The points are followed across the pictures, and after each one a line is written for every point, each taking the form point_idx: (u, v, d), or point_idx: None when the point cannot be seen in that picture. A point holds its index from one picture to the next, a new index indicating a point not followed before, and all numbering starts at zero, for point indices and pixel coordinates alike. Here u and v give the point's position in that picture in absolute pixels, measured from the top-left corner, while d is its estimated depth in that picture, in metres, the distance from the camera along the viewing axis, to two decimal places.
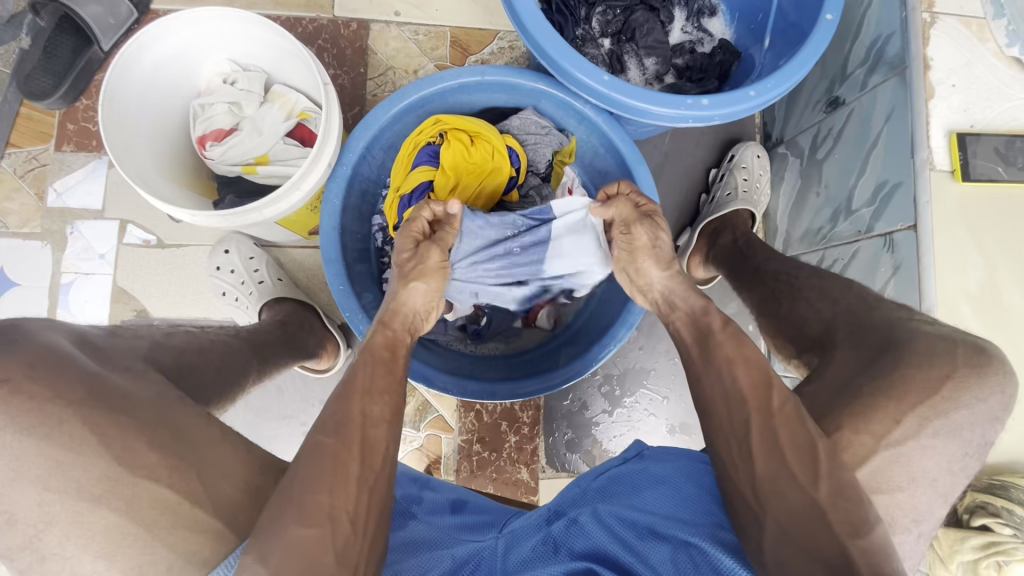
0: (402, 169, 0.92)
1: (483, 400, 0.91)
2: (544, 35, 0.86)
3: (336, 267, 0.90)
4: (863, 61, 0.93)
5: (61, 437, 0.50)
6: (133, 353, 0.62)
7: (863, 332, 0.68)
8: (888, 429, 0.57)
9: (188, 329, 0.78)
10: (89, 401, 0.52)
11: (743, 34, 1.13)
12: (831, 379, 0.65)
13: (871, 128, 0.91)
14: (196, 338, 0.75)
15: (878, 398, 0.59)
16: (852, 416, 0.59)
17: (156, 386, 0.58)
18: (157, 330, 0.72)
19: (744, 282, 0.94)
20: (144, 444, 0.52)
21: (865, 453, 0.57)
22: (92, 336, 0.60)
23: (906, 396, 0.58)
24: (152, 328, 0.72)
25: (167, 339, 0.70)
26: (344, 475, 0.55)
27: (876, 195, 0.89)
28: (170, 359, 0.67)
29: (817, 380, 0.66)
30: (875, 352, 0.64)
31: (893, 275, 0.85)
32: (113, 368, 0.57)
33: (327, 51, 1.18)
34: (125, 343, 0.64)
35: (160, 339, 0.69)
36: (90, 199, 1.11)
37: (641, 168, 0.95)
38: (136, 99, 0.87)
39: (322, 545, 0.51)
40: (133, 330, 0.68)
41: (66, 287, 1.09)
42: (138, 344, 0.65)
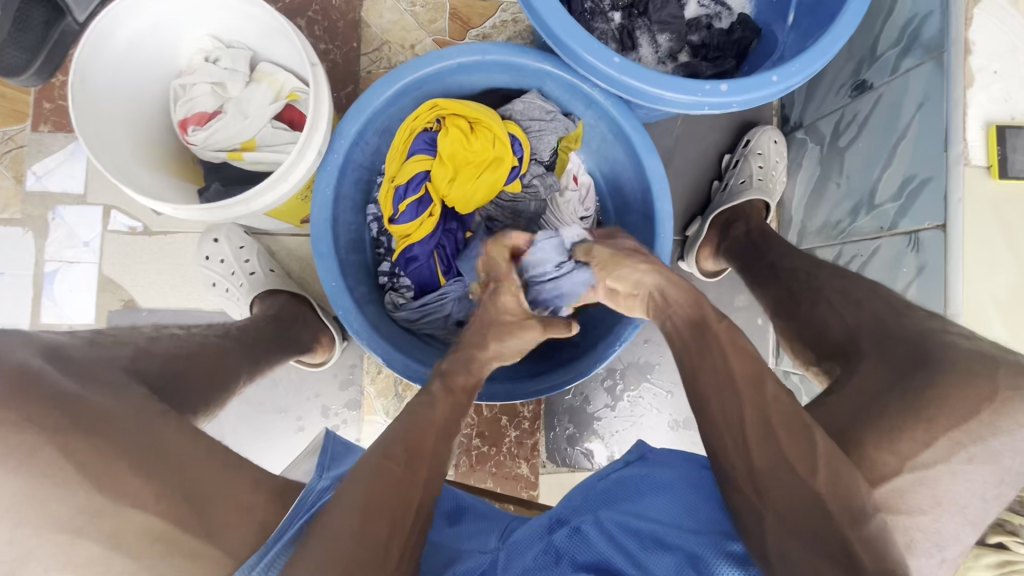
0: (397, 157, 0.87)
1: (484, 400, 0.88)
2: (551, 11, 0.80)
3: (327, 262, 0.86)
4: (895, 43, 0.86)
5: (40, 462, 0.48)
6: (116, 363, 0.59)
7: (890, 343, 0.64)
8: (915, 452, 0.55)
9: (174, 330, 0.74)
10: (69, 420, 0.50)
11: (765, 9, 1.05)
12: (855, 394, 0.61)
13: (900, 116, 0.85)
14: (183, 342, 0.72)
15: (904, 419, 0.56)
16: (875, 437, 0.56)
17: (137, 401, 0.55)
18: (140, 335, 0.68)
19: (759, 279, 0.89)
20: (126, 467, 0.49)
21: (886, 475, 0.54)
22: (66, 347, 0.57)
23: (933, 417, 0.56)
24: (137, 333, 0.68)
25: (152, 344, 0.67)
26: (403, 504, 0.55)
27: (902, 190, 0.84)
28: (157, 367, 0.64)
29: (839, 394, 0.62)
30: (904, 368, 0.60)
31: (917, 277, 0.81)
32: (91, 384, 0.54)
33: (318, 23, 1.11)
34: (109, 352, 0.60)
35: (145, 344, 0.66)
36: (71, 183, 1.05)
37: (652, 157, 0.90)
38: (110, 81, 0.81)
39: (374, 568, 0.50)
40: (116, 336, 0.65)
41: (50, 276, 1.05)
42: (121, 352, 0.62)
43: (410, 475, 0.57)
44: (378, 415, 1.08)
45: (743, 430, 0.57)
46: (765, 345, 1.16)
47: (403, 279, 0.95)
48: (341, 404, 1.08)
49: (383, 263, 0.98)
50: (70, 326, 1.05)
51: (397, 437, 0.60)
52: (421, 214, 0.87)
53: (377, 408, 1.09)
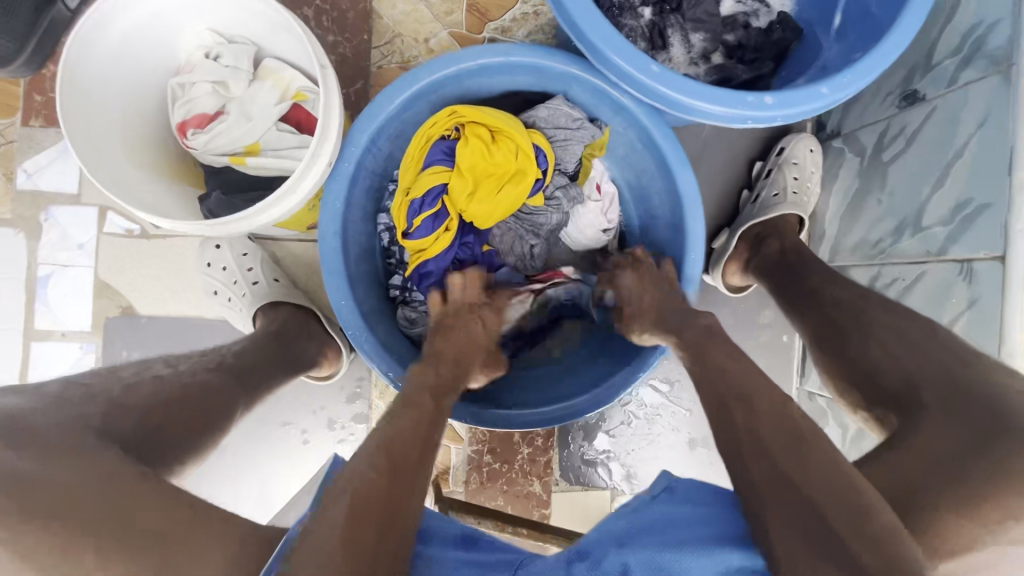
0: (413, 168, 0.82)
1: (497, 429, 0.83)
2: (583, 12, 0.74)
3: (337, 280, 0.81)
4: (955, 52, 0.79)
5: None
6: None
7: (958, 398, 0.59)
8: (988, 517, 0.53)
9: (158, 369, 0.70)
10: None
11: (808, 8, 0.98)
12: (923, 452, 0.57)
13: (956, 133, 0.78)
14: (164, 384, 0.67)
15: (981, 488, 0.53)
16: (954, 502, 0.53)
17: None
18: (117, 383, 0.64)
19: (794, 303, 0.84)
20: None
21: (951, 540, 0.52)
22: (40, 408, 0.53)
23: (1013, 497, 0.53)
24: (112, 380, 0.65)
25: (127, 395, 0.63)
26: (406, 468, 0.56)
27: (954, 214, 0.78)
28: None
29: (900, 448, 0.58)
30: (976, 427, 0.56)
31: (968, 309, 0.76)
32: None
33: (326, 13, 1.03)
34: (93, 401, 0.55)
35: (119, 396, 0.62)
36: (64, 181, 0.99)
37: (684, 171, 0.84)
38: (103, 80, 0.75)
39: (375, 525, 0.50)
40: (86, 389, 0.61)
41: (43, 281, 1.00)
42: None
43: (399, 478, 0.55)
44: None
45: (783, 471, 0.54)
46: (790, 364, 1.12)
47: (415, 293, 0.90)
48: (348, 417, 1.04)
49: (395, 275, 0.93)
50: (65, 332, 1.00)
51: (381, 443, 0.57)
52: (437, 229, 0.82)
53: None
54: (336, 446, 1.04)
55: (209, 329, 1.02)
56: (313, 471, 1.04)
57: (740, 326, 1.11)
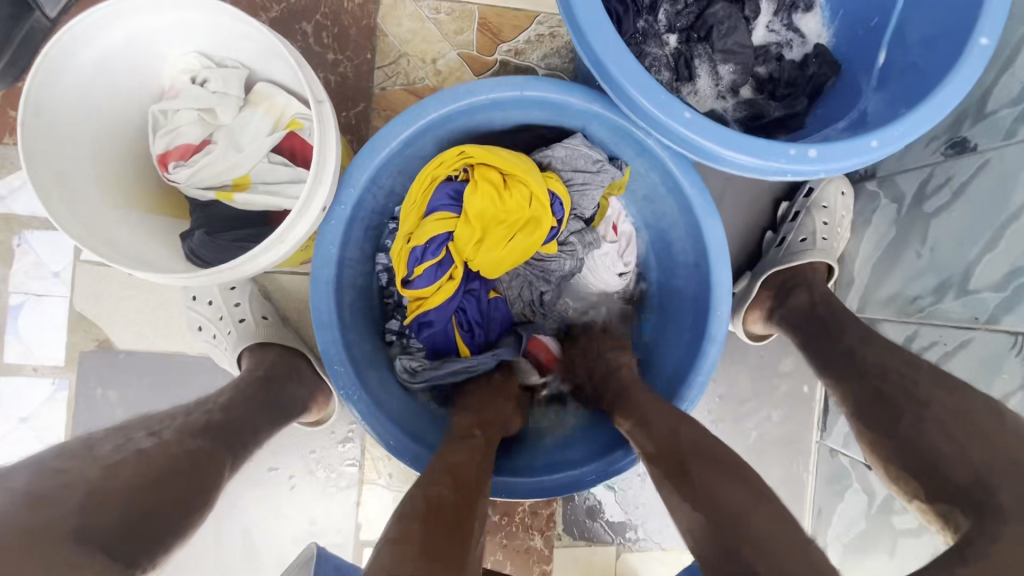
0: (414, 213, 0.74)
1: (495, 497, 0.75)
2: (609, 49, 0.67)
3: (327, 329, 0.74)
4: (1014, 102, 0.72)
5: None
6: (59, 526, 0.46)
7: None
8: None
9: (141, 439, 0.58)
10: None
11: (847, 40, 0.90)
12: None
13: (1013, 192, 0.72)
14: (167, 446, 0.58)
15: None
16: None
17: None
18: (96, 465, 0.53)
19: (830, 363, 0.74)
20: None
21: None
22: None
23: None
24: (89, 462, 0.53)
25: (108, 481, 0.51)
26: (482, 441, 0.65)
27: (1008, 280, 0.71)
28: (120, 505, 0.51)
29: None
30: None
31: (1021, 387, 0.69)
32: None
33: (327, 29, 0.96)
34: (52, 509, 0.47)
35: (98, 483, 0.50)
36: (40, 204, 0.92)
37: (712, 221, 0.77)
38: (76, 109, 0.68)
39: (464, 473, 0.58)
40: (61, 477, 0.50)
41: (15, 310, 0.93)
42: (69, 499, 0.48)
43: (461, 539, 0.50)
44: (380, 477, 0.98)
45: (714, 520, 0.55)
46: (812, 417, 1.05)
47: (413, 340, 0.85)
48: (339, 462, 0.98)
49: (392, 319, 0.87)
50: (37, 366, 0.93)
51: (416, 520, 0.50)
52: (440, 277, 0.75)
53: (379, 469, 0.98)
54: (325, 493, 0.97)
55: (193, 366, 0.95)
56: (300, 519, 0.97)
57: (759, 374, 1.05)
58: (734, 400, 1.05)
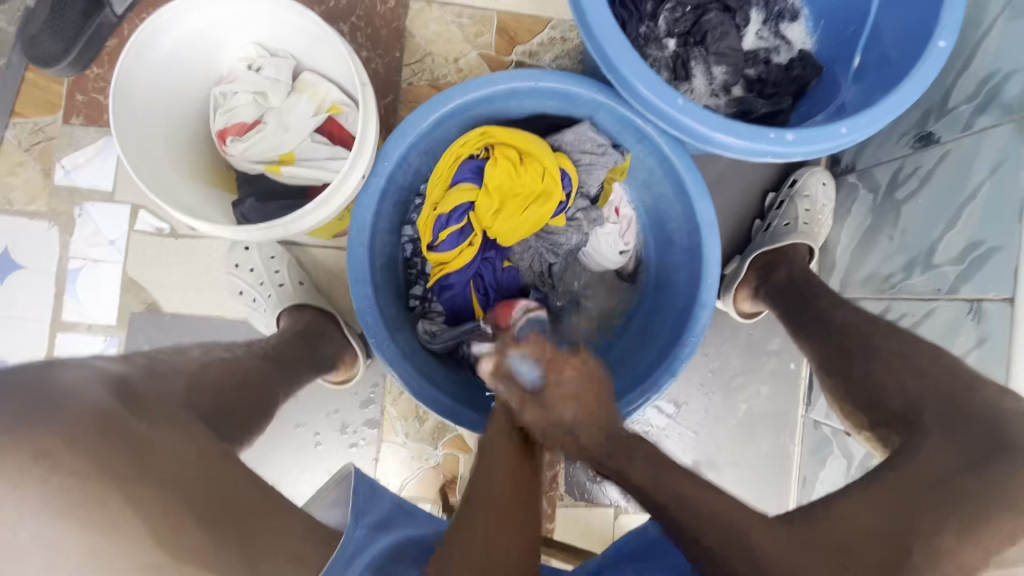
0: (441, 183, 0.84)
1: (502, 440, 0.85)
2: (614, 44, 0.77)
3: (363, 287, 0.83)
4: (971, 97, 0.82)
5: (109, 515, 0.46)
6: (174, 395, 0.57)
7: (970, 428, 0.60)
8: (1003, 544, 0.52)
9: (220, 352, 0.72)
10: (136, 465, 0.47)
11: (828, 47, 1.01)
12: (924, 467, 0.58)
13: (970, 176, 0.81)
14: (231, 366, 0.69)
15: (993, 507, 0.53)
16: (955, 523, 0.52)
17: (199, 442, 0.53)
18: (192, 361, 0.65)
19: (805, 328, 0.86)
20: (193, 523, 0.48)
21: (964, 563, 0.51)
22: (131, 378, 0.55)
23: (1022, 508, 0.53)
24: (187, 357, 0.65)
25: (203, 373, 0.64)
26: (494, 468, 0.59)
27: (965, 254, 0.80)
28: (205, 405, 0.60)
29: (899, 467, 0.59)
30: (985, 450, 0.57)
31: (976, 347, 0.78)
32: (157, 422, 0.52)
33: (361, 30, 1.07)
34: (165, 384, 0.57)
35: (197, 372, 0.63)
36: (100, 179, 1.03)
37: (704, 200, 0.86)
38: (152, 88, 0.79)
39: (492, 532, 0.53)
40: (170, 363, 0.62)
41: (73, 274, 1.03)
42: (175, 382, 0.59)
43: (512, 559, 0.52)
44: (397, 436, 1.06)
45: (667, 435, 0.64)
46: (797, 392, 1.13)
47: (434, 305, 0.93)
48: (360, 422, 1.06)
49: (416, 286, 0.95)
50: (91, 325, 1.03)
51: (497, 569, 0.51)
52: (462, 243, 0.84)
53: (396, 429, 1.06)
54: (346, 450, 1.06)
55: (231, 329, 1.04)
56: (322, 473, 1.05)
57: (748, 351, 1.13)
58: (726, 374, 1.13)
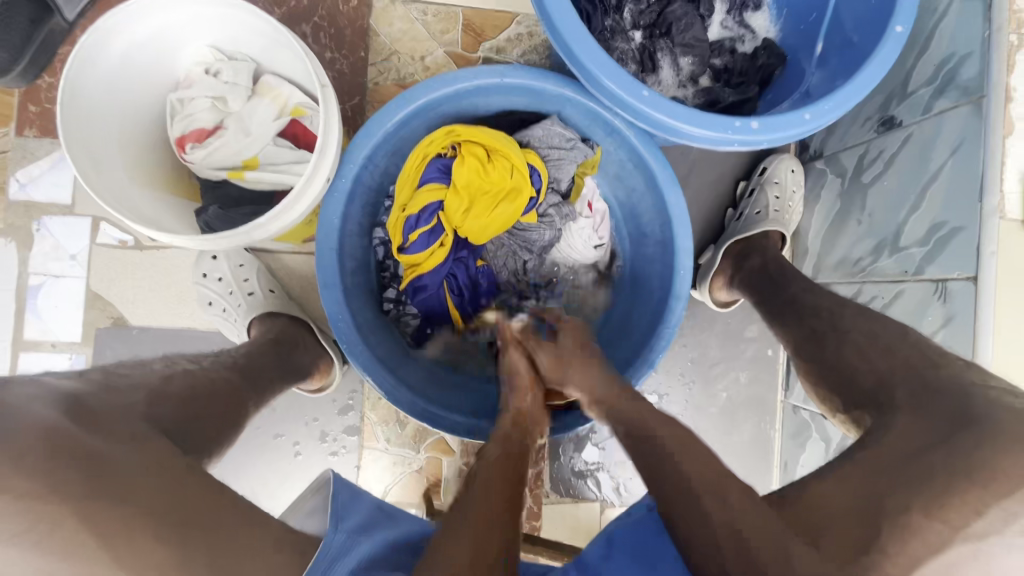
0: (409, 184, 0.84)
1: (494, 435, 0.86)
2: (577, 38, 0.76)
3: (334, 292, 0.82)
4: (930, 81, 0.83)
5: (63, 536, 0.45)
6: (131, 408, 0.56)
7: None
8: (967, 519, 0.51)
9: (184, 364, 0.71)
10: (89, 485, 0.47)
11: (791, 35, 1.02)
12: (900, 443, 0.58)
13: (931, 158, 0.82)
14: (196, 377, 0.68)
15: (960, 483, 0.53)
16: (924, 500, 0.53)
17: (158, 454, 0.53)
18: (152, 373, 0.64)
19: (778, 314, 0.87)
20: (151, 535, 0.47)
21: (935, 542, 0.51)
22: (85, 395, 0.54)
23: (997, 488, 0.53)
24: (147, 371, 0.64)
25: (166, 385, 0.63)
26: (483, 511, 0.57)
27: (930, 236, 0.81)
28: (168, 417, 0.59)
29: (871, 446, 0.59)
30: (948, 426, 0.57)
31: (943, 327, 0.79)
32: (109, 436, 0.51)
33: (324, 30, 1.05)
34: (122, 399, 0.57)
35: (159, 384, 0.62)
36: (58, 192, 0.99)
37: (674, 191, 0.86)
38: (100, 96, 0.76)
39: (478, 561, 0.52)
40: (128, 377, 0.61)
41: (34, 291, 0.99)
42: (133, 395, 0.58)
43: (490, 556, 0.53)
44: (378, 442, 1.05)
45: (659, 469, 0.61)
46: (775, 377, 1.14)
47: (409, 307, 0.93)
48: (340, 429, 1.04)
49: (389, 289, 0.94)
50: (55, 343, 1.00)
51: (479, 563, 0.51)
52: (433, 244, 0.83)
53: (377, 434, 1.05)
54: (327, 458, 1.04)
55: (202, 340, 1.02)
56: (303, 483, 1.04)
57: (726, 340, 1.14)
58: (705, 364, 1.14)
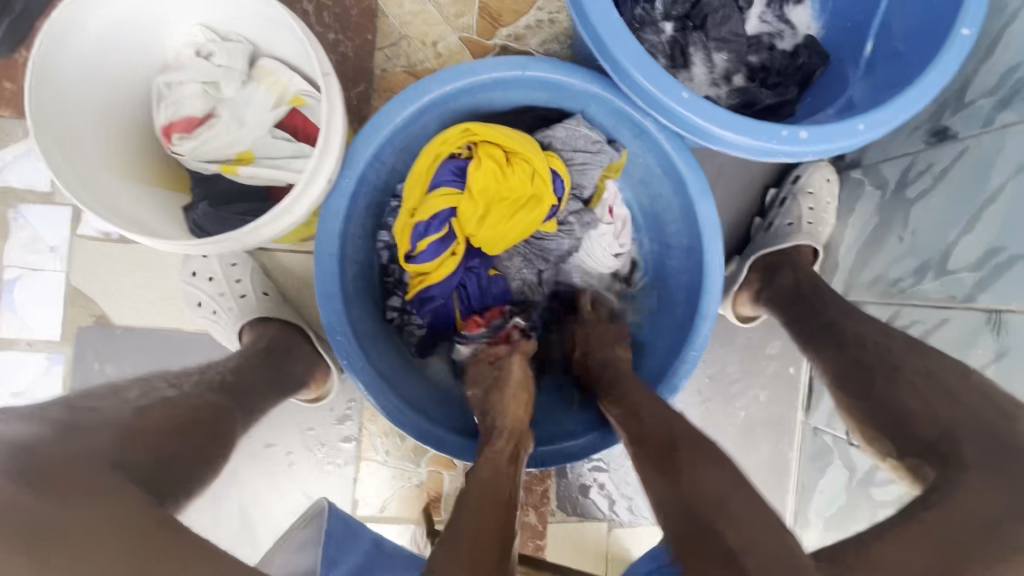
0: (419, 188, 0.76)
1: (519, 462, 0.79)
2: (611, 30, 0.68)
3: (333, 301, 0.75)
4: (993, 91, 0.76)
5: None
6: (97, 456, 0.49)
7: (1004, 460, 0.56)
8: None
9: (163, 391, 0.63)
10: (46, 551, 0.41)
11: (836, 33, 0.94)
12: (966, 512, 0.53)
13: (991, 176, 0.75)
14: (176, 406, 0.61)
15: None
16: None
17: (134, 503, 0.47)
18: (127, 406, 0.57)
19: (815, 340, 0.81)
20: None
21: None
22: (38, 444, 0.47)
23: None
24: (120, 405, 0.57)
25: (140, 421, 0.56)
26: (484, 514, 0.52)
27: (985, 261, 0.75)
28: (146, 453, 0.53)
29: (937, 505, 0.54)
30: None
31: (995, 361, 0.73)
32: (66, 496, 0.44)
33: (327, 9, 0.97)
34: (93, 435, 0.51)
35: (133, 423, 0.55)
36: (35, 178, 0.91)
37: (707, 202, 0.79)
38: (76, 78, 0.68)
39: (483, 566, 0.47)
40: (95, 412, 0.54)
41: (10, 285, 0.92)
42: (101, 438, 0.51)
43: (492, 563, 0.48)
44: (377, 454, 0.99)
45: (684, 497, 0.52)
46: (796, 397, 1.08)
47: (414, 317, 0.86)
48: (337, 439, 0.99)
49: (393, 296, 0.87)
50: (32, 341, 0.93)
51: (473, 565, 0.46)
52: (444, 252, 0.76)
53: (376, 446, 0.99)
54: (322, 469, 0.98)
55: (191, 342, 0.95)
56: (297, 495, 0.98)
57: (747, 356, 1.08)
58: (724, 381, 1.08)
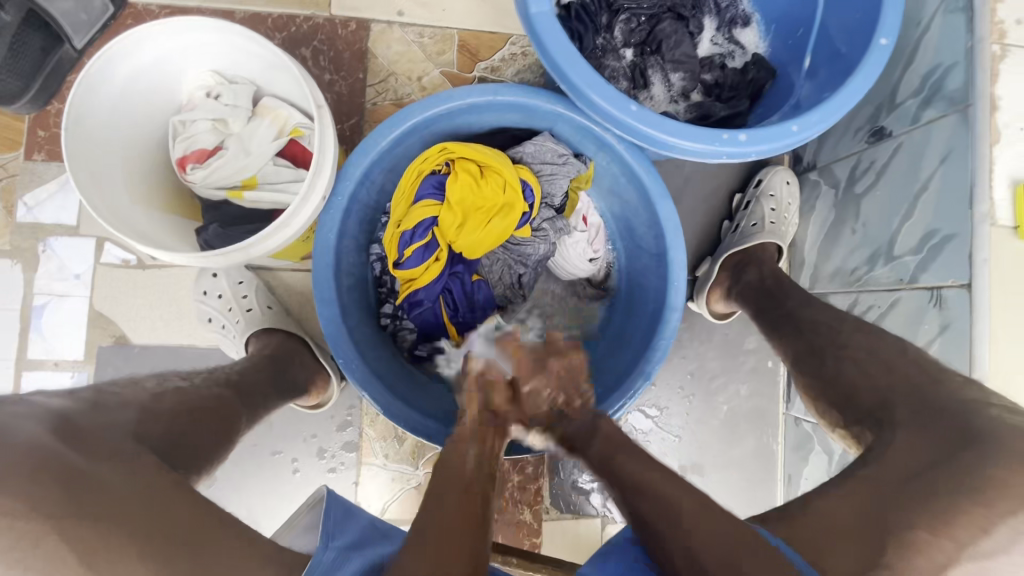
0: (405, 201, 0.86)
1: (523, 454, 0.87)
2: (566, 56, 0.78)
3: (329, 307, 0.82)
4: (916, 92, 0.85)
5: (42, 556, 0.47)
6: (120, 427, 0.58)
7: (933, 417, 0.62)
8: (975, 538, 0.52)
9: (175, 382, 0.72)
10: (70, 500, 0.48)
11: (780, 50, 1.03)
12: (900, 466, 0.59)
13: (921, 168, 0.83)
14: (187, 395, 0.70)
15: (959, 499, 0.54)
16: (929, 518, 0.53)
17: (145, 473, 0.54)
18: (144, 392, 0.66)
19: (776, 327, 0.87)
20: (137, 552, 0.47)
21: (943, 561, 0.52)
22: (73, 412, 0.56)
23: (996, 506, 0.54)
24: (139, 389, 0.66)
25: (156, 403, 0.64)
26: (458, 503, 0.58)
27: (923, 244, 0.81)
28: (163, 433, 0.61)
29: (875, 466, 0.60)
30: (950, 449, 0.58)
31: (940, 335, 0.79)
32: (93, 458, 0.52)
33: (323, 53, 1.08)
34: (112, 417, 0.58)
35: (150, 403, 0.64)
36: (63, 213, 1.02)
37: (666, 204, 0.87)
38: (102, 120, 0.79)
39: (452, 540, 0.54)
40: (118, 395, 0.63)
41: (38, 310, 1.01)
42: (123, 416, 0.60)
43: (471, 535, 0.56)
44: (377, 458, 1.05)
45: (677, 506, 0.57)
46: (776, 390, 1.13)
47: (406, 322, 0.93)
48: (338, 445, 1.04)
49: (386, 304, 0.94)
50: (58, 362, 1.01)
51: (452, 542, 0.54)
52: (428, 258, 0.85)
53: (375, 450, 1.05)
54: (325, 475, 1.04)
55: (203, 358, 1.03)
56: (302, 500, 1.03)
57: (726, 352, 1.13)
58: (706, 377, 1.13)
